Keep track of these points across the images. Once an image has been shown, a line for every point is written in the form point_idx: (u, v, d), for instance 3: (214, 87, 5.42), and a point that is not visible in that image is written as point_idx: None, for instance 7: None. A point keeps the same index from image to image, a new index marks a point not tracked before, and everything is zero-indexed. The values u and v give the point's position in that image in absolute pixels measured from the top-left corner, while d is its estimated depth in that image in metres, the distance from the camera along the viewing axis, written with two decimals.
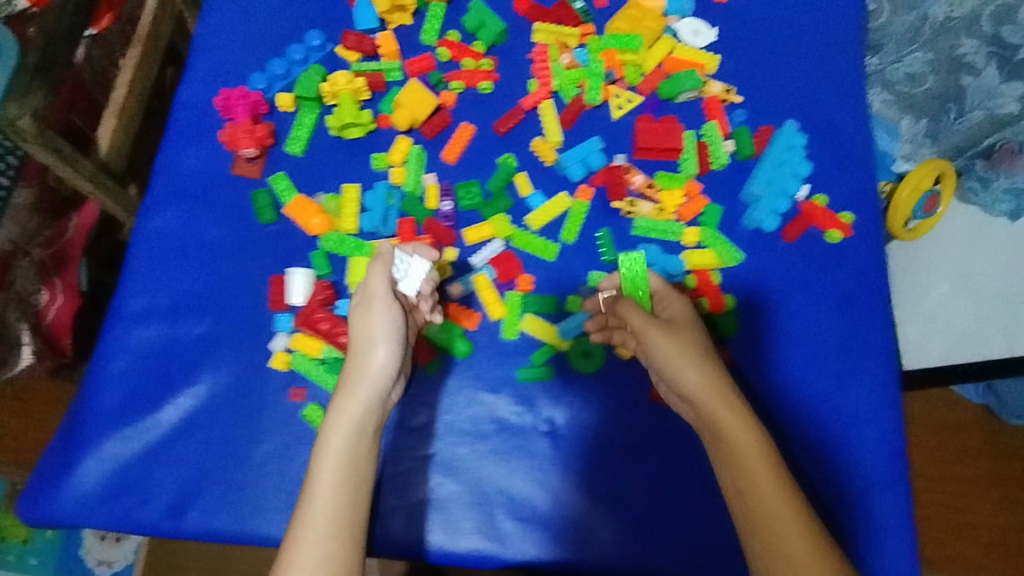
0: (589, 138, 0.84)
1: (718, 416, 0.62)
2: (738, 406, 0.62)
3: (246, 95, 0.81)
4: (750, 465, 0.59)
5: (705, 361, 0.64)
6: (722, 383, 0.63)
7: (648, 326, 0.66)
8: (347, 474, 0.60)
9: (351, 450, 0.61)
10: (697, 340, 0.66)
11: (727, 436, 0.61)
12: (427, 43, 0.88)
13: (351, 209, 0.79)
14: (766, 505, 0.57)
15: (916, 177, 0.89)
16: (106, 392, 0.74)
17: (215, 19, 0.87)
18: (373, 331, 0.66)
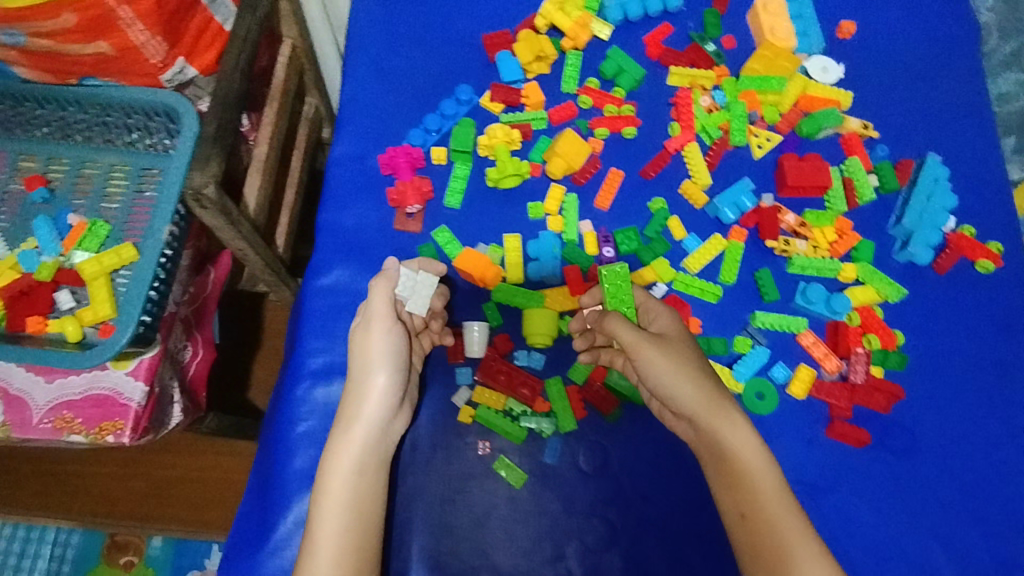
0: (738, 180, 0.86)
1: (721, 433, 0.64)
2: (739, 423, 0.65)
3: (410, 151, 0.83)
4: (753, 482, 0.62)
5: (709, 381, 0.67)
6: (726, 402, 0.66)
7: (641, 343, 0.68)
8: (353, 507, 0.61)
9: (353, 489, 0.62)
10: (693, 356, 0.68)
11: (730, 453, 0.64)
12: (568, 92, 0.91)
13: (517, 259, 0.81)
14: (768, 518, 0.61)
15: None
16: (296, 454, 0.74)
17: (364, 82, 0.92)
18: (372, 354, 0.67)
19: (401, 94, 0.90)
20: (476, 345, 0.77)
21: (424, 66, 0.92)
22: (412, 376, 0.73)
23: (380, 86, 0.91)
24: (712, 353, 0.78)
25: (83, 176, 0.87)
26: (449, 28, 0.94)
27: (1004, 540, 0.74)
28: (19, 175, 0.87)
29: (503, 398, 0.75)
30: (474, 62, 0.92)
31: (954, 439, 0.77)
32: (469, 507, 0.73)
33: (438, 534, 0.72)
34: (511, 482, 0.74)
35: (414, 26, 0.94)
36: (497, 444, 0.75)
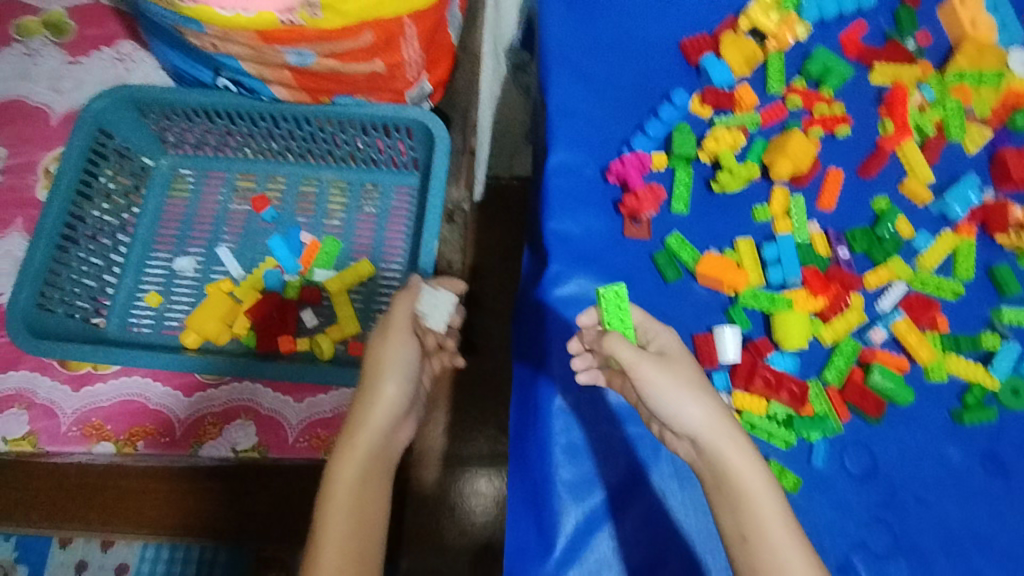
0: (963, 175, 0.86)
1: (722, 449, 0.59)
2: (743, 439, 0.60)
3: (638, 157, 0.82)
4: (758, 506, 0.59)
5: (709, 396, 0.61)
6: (726, 418, 0.61)
7: (640, 361, 0.61)
8: (352, 515, 0.62)
9: (354, 496, 0.63)
10: (694, 372, 0.64)
11: (728, 470, 0.59)
12: (774, 93, 0.91)
13: (755, 263, 0.81)
14: (772, 545, 0.58)
15: None
16: (559, 468, 0.74)
17: (568, 88, 0.91)
18: (385, 364, 0.70)
19: (607, 101, 0.90)
20: (731, 352, 0.76)
21: (626, 72, 0.92)
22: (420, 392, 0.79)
23: (586, 92, 0.91)
24: (963, 349, 0.78)
25: (304, 194, 0.89)
26: (644, 33, 0.94)
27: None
28: (239, 196, 0.90)
29: (766, 404, 0.74)
30: (674, 67, 0.92)
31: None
32: None
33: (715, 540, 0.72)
34: (782, 487, 0.71)
35: (609, 31, 0.94)
36: (764, 449, 0.74)
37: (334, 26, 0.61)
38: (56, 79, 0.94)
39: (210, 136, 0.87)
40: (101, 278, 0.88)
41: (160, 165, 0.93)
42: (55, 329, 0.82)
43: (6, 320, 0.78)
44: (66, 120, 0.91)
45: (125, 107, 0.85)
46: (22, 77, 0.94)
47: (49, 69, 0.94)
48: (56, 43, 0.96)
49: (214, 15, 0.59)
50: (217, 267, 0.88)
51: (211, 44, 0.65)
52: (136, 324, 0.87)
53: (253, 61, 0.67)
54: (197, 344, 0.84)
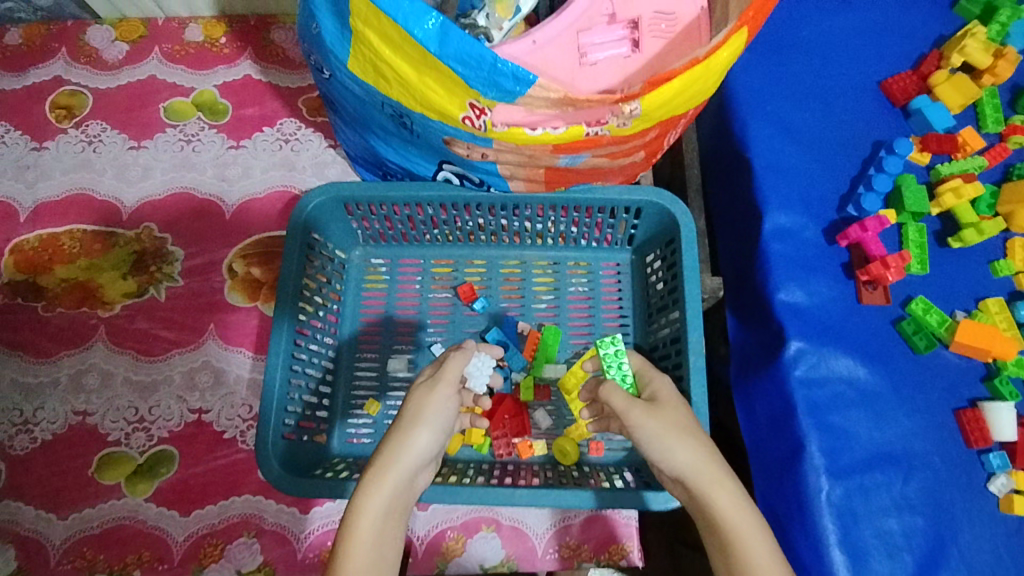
0: None
1: (708, 493, 0.53)
2: (733, 483, 0.53)
3: (877, 218, 0.77)
4: (739, 547, 0.50)
5: (699, 439, 0.56)
6: (705, 454, 0.55)
7: (632, 409, 0.60)
8: (367, 558, 0.50)
9: (371, 543, 0.51)
10: (687, 419, 0.59)
11: (714, 516, 0.52)
12: (991, 132, 0.86)
13: (1010, 326, 0.76)
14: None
15: None
16: (838, 563, 0.69)
17: (770, 143, 0.86)
18: (421, 412, 0.59)
19: (814, 156, 0.85)
20: (1007, 430, 0.72)
21: (828, 121, 0.87)
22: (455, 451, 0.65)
23: (790, 146, 0.86)
24: None
25: (508, 278, 0.83)
26: (839, 76, 0.89)
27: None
28: (437, 283, 0.83)
29: None
30: (877, 113, 0.87)
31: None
32: None
33: None
34: None
35: (799, 77, 0.89)
36: None
37: (635, 131, 0.55)
38: (221, 167, 0.88)
39: (410, 223, 0.80)
40: (319, 390, 0.75)
41: (351, 257, 0.82)
42: (298, 464, 0.69)
43: (260, 463, 0.65)
44: (240, 214, 0.86)
45: (335, 204, 0.76)
46: (184, 167, 0.88)
47: (212, 156, 0.88)
48: (211, 125, 0.90)
49: (523, 136, 0.52)
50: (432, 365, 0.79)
51: (480, 153, 0.59)
52: (356, 437, 0.76)
53: (516, 164, 0.61)
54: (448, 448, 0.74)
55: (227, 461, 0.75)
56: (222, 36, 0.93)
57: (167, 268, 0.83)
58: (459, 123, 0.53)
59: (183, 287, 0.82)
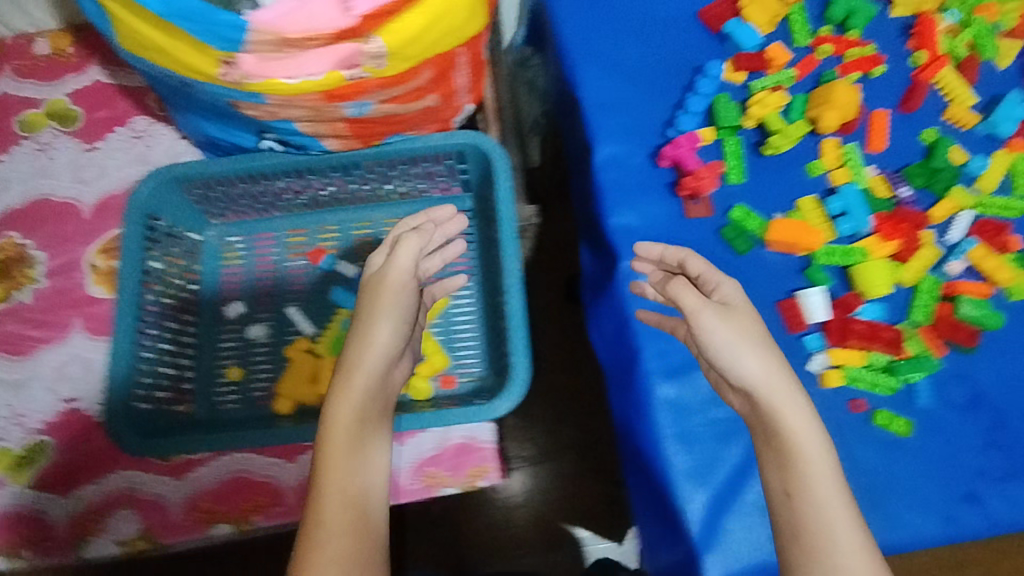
0: (1006, 93, 0.85)
1: (778, 408, 0.67)
2: (799, 398, 0.68)
3: (691, 137, 0.82)
4: (806, 456, 0.65)
5: (761, 352, 0.69)
6: (784, 377, 0.68)
7: (704, 312, 0.71)
8: (351, 448, 0.65)
9: (352, 435, 0.66)
10: (754, 325, 0.71)
11: (778, 431, 0.66)
12: (803, 44, 0.90)
13: (823, 219, 0.81)
14: (813, 500, 0.64)
15: None
16: (674, 454, 0.75)
17: (596, 81, 0.90)
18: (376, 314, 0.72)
19: (639, 87, 0.89)
20: (819, 312, 0.77)
21: (652, 52, 0.91)
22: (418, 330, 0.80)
23: (616, 81, 0.90)
24: None
25: (360, 239, 0.86)
26: (660, 9, 0.93)
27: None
28: (293, 252, 0.86)
29: (863, 354, 0.76)
30: (697, 37, 0.91)
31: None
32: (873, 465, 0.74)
33: (844, 490, 0.73)
34: (894, 433, 0.74)
35: (623, 16, 0.93)
36: (869, 400, 0.75)
37: (398, 70, 0.59)
38: (76, 170, 0.91)
39: (255, 198, 0.83)
40: (179, 364, 0.80)
41: (206, 238, 0.86)
42: (150, 429, 0.74)
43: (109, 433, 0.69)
44: (99, 212, 0.89)
45: (172, 186, 0.79)
46: (41, 173, 0.91)
47: (67, 160, 0.91)
48: (66, 132, 0.93)
49: (281, 85, 0.55)
50: (290, 328, 0.82)
51: (267, 112, 0.62)
52: (224, 403, 0.81)
53: (310, 120, 0.64)
54: (291, 408, 0.78)
55: (107, 441, 0.81)
56: (69, 45, 0.96)
57: (32, 271, 0.87)
58: (218, 81, 0.57)
59: (49, 287, 0.86)
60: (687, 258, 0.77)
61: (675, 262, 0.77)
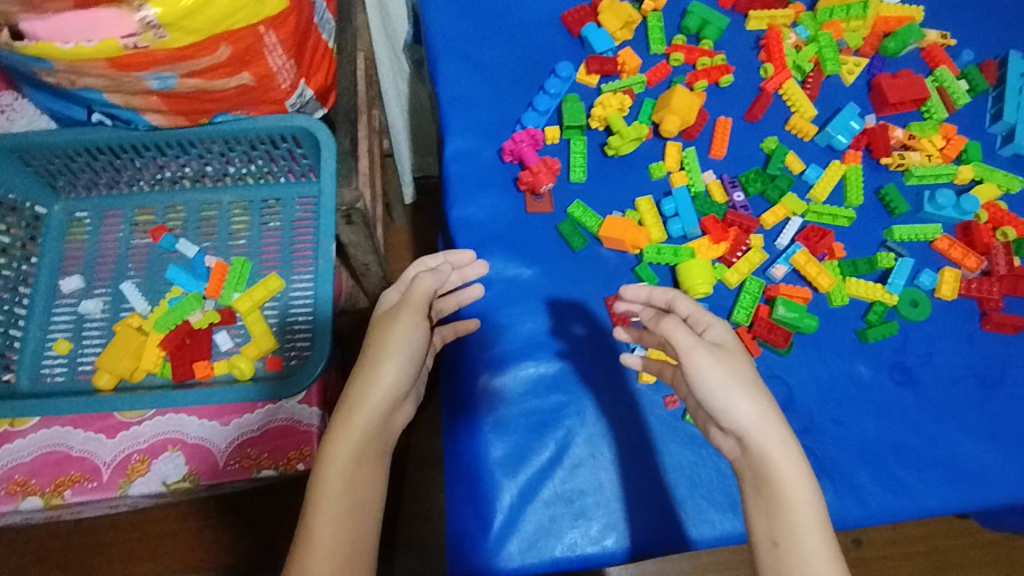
0: (843, 106, 0.89)
1: (774, 457, 0.56)
2: (795, 446, 0.57)
3: (532, 133, 0.84)
4: (802, 517, 0.55)
5: (762, 394, 0.58)
6: (780, 427, 0.57)
7: (698, 348, 0.58)
8: (345, 501, 0.57)
9: (346, 482, 0.57)
10: (748, 365, 0.60)
11: (775, 484, 0.56)
12: (658, 52, 0.93)
13: (655, 219, 0.83)
14: (803, 555, 0.53)
15: None
16: (492, 444, 0.74)
17: (456, 77, 0.92)
18: (388, 345, 0.63)
19: (498, 85, 0.91)
20: None
21: (513, 52, 0.93)
22: (422, 373, 0.72)
23: (476, 78, 0.92)
24: (860, 271, 0.81)
25: (206, 219, 0.87)
26: (526, 13, 0.96)
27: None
28: (138, 230, 0.87)
29: None
30: (558, 40, 0.94)
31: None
32: (681, 461, 0.74)
33: (654, 483, 0.74)
34: (705, 430, 0.75)
35: (490, 18, 0.96)
36: (683, 398, 0.77)
37: (188, 42, 0.61)
38: None
39: (99, 172, 0.84)
40: (6, 333, 0.80)
41: (52, 212, 0.88)
42: None
43: None
44: None
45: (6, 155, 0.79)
46: None
47: None
48: None
49: (57, 50, 0.59)
50: (126, 304, 0.83)
51: (66, 79, 0.65)
52: (49, 376, 0.81)
53: (115, 91, 0.67)
54: (113, 384, 0.78)
55: None
56: None
57: None
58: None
59: None
60: (674, 298, 0.68)
61: (662, 300, 0.68)
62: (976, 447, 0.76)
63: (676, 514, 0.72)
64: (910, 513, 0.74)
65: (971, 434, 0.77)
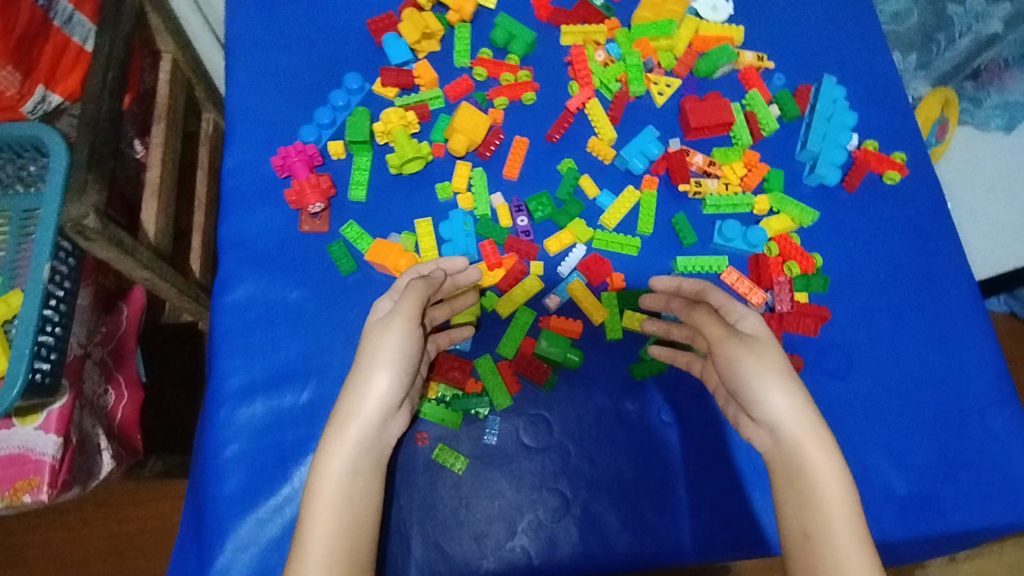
0: (644, 129, 0.85)
1: (806, 450, 0.58)
2: (828, 439, 0.58)
3: (303, 149, 0.79)
4: (830, 508, 0.56)
5: (800, 387, 0.60)
6: (813, 417, 0.59)
7: (727, 340, 0.63)
8: (343, 512, 0.56)
9: (343, 495, 0.57)
10: (785, 360, 0.62)
11: (806, 473, 0.57)
12: (462, 66, 0.88)
13: (430, 242, 0.78)
14: (835, 545, 0.54)
15: (927, 107, 1.20)
16: (225, 480, 0.69)
17: (246, 82, 0.86)
18: (372, 355, 0.61)
19: (287, 92, 0.85)
20: None
21: (311, 57, 0.87)
22: (417, 380, 0.69)
23: (267, 84, 0.86)
24: (637, 305, 0.78)
25: None
26: (332, 16, 0.90)
27: (964, 440, 0.75)
28: None
29: (436, 385, 0.73)
30: (360, 47, 0.88)
31: (899, 349, 0.79)
32: (416, 503, 0.70)
33: (389, 529, 0.69)
34: (451, 470, 0.71)
35: (293, 20, 0.90)
36: (435, 434, 0.72)
37: None
38: None
39: None
40: None
41: None
42: None
43: None
44: None
45: None
46: None
47: None
48: None
49: None
50: None
51: None
52: None
53: None
54: None
55: None
56: None
57: None
58: None
59: None
60: (706, 289, 0.71)
61: (693, 291, 0.72)
62: (741, 494, 0.72)
63: (408, 559, 0.68)
64: (659, 563, 0.70)
65: (738, 481, 0.72)
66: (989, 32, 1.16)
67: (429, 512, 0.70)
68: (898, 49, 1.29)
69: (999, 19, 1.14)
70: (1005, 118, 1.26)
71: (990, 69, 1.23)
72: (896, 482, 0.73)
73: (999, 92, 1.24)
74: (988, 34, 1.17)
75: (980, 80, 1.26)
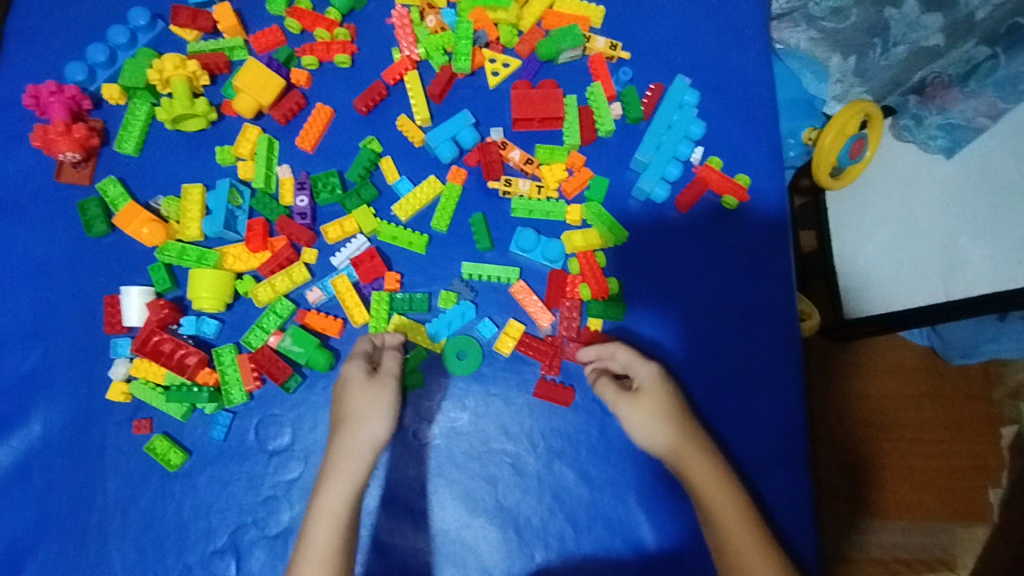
0: (459, 112, 0.75)
1: (695, 478, 0.61)
2: (713, 460, 0.62)
3: (59, 90, 0.70)
4: (726, 522, 0.59)
5: (678, 423, 0.63)
6: (698, 447, 0.62)
7: (619, 399, 0.65)
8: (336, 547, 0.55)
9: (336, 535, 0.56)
10: (667, 398, 0.65)
11: (704, 497, 0.61)
12: (276, 14, 0.77)
13: (194, 212, 0.70)
14: (742, 559, 0.57)
15: (841, 119, 0.76)
16: None
17: (32, 3, 0.77)
18: (358, 408, 0.60)
19: (73, 25, 0.76)
20: (135, 316, 0.67)
21: None
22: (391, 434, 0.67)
23: (51, 12, 0.76)
24: (410, 309, 0.70)
25: None
26: None
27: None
28: None
29: (164, 371, 0.67)
30: None
31: (692, 395, 0.72)
32: (116, 494, 0.66)
33: (86, 521, 0.66)
34: (166, 466, 0.66)
35: None
36: (157, 423, 0.67)
37: None
38: None
39: None
40: None
41: None
42: None
43: None
44: None
45: None
46: None
47: None
48: None
49: None
50: None
51: None
52: None
53: None
54: None
55: None
56: None
57: None
58: None
59: None
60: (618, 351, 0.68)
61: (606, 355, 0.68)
62: (478, 529, 0.67)
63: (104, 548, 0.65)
64: None
65: (478, 514, 0.68)
66: (930, 45, 0.72)
67: (134, 504, 0.66)
68: (827, 44, 0.80)
69: (942, 29, 0.70)
70: (950, 141, 0.77)
71: (935, 85, 0.76)
72: (651, 537, 0.68)
73: (940, 112, 0.77)
74: (930, 47, 0.73)
75: (925, 94, 0.78)
